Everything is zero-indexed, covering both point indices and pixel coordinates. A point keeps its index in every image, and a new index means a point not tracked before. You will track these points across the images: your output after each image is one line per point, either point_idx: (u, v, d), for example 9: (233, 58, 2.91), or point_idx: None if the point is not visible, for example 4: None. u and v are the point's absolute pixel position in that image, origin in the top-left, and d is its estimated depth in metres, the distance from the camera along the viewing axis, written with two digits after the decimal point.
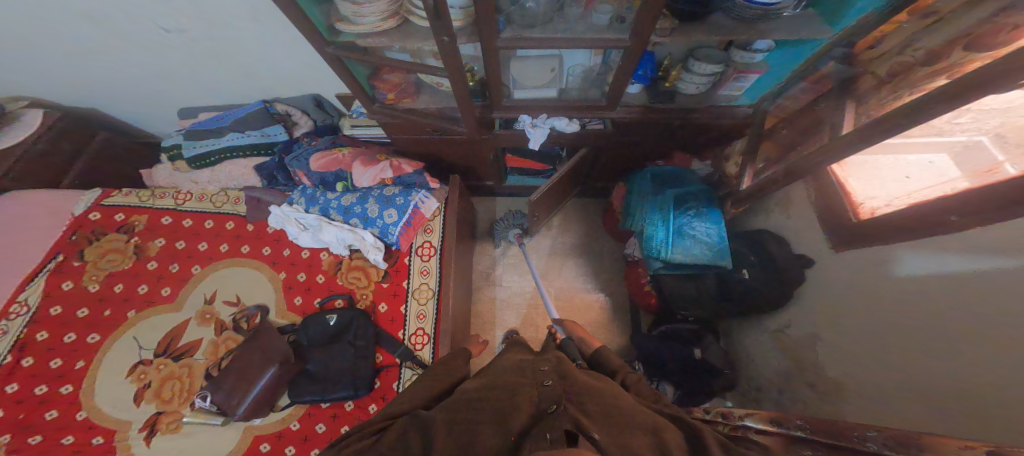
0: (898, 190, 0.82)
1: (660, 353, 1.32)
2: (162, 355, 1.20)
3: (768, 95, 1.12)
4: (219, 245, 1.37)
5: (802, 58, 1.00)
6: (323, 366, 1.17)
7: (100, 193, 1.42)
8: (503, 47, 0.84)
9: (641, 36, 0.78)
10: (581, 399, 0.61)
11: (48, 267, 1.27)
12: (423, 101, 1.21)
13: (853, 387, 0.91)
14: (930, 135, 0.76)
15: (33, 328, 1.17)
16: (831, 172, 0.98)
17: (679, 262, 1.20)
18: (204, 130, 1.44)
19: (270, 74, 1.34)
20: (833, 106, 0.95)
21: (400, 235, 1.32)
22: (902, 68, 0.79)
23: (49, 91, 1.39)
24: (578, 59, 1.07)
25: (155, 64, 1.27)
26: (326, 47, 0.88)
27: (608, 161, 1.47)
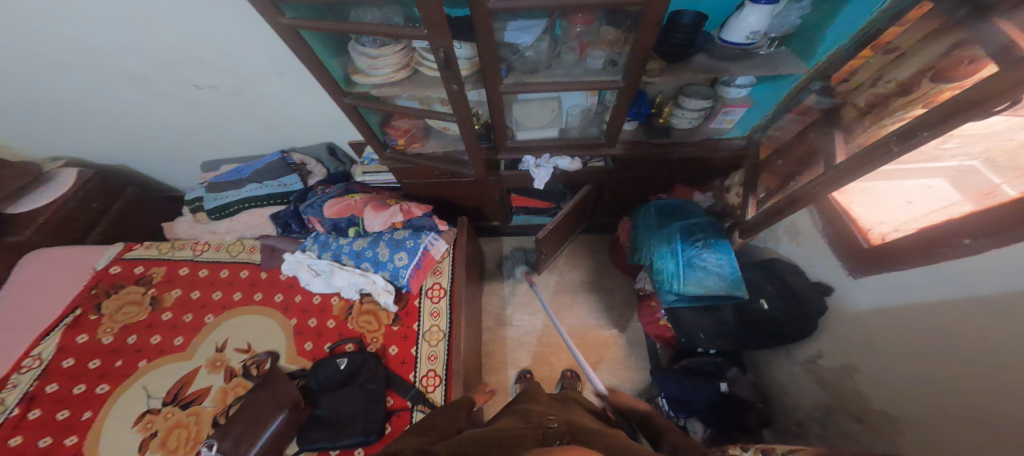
0: (903, 215, 0.82)
1: (684, 390, 1.26)
2: (170, 404, 1.16)
3: (757, 128, 1.18)
4: (232, 293, 1.39)
5: (784, 91, 1.06)
6: (334, 411, 1.13)
7: (122, 247, 1.48)
8: (507, 92, 0.88)
9: (634, 76, 0.82)
10: (587, 437, 0.61)
11: (66, 320, 1.30)
12: (431, 145, 1.27)
13: (903, 421, 0.83)
14: (922, 161, 0.78)
15: (44, 380, 1.18)
16: (832, 201, 0.98)
17: (693, 294, 1.16)
18: (228, 182, 1.55)
19: (290, 124, 1.44)
20: (821, 133, 0.96)
21: (410, 277, 1.33)
22: (879, 99, 0.82)
23: (90, 148, 1.53)
24: (576, 100, 1.13)
25: (188, 120, 1.39)
26: (343, 97, 0.94)
27: (613, 196, 1.49)
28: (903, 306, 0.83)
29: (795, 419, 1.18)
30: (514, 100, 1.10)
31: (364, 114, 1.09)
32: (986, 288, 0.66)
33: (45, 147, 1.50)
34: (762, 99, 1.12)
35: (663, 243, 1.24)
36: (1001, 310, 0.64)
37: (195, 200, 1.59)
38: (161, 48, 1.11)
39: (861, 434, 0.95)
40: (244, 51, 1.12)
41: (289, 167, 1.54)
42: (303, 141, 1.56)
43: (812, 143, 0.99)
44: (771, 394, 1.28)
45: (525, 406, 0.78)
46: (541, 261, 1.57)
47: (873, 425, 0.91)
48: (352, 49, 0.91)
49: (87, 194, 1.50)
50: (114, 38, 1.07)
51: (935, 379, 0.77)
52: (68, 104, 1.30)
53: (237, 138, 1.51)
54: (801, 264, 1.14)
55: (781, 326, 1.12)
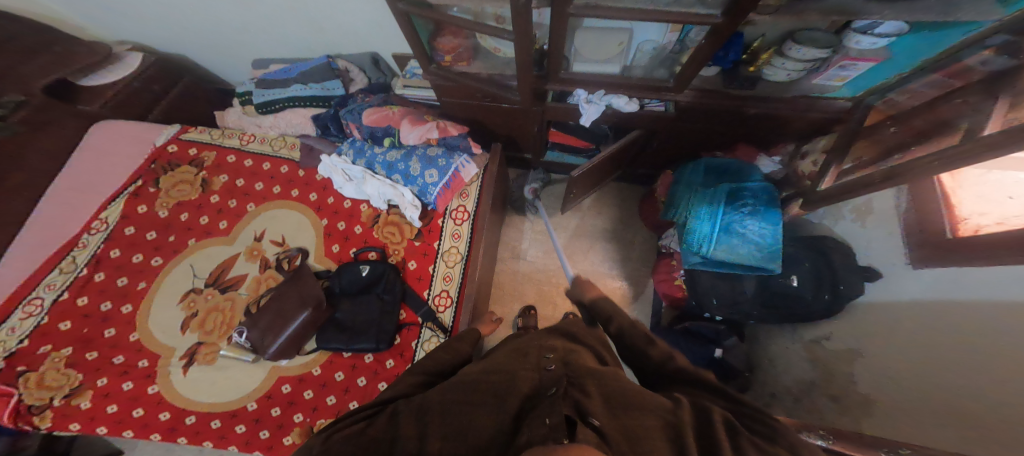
0: (1007, 210, 0.74)
1: (680, 346, 1.34)
2: (211, 286, 1.33)
3: (876, 90, 1.01)
4: (272, 187, 1.46)
5: (941, 47, 0.85)
6: (353, 314, 1.27)
7: (179, 128, 1.53)
8: (575, 15, 0.80)
9: (740, 15, 0.72)
10: (583, 383, 0.63)
11: (129, 190, 1.41)
12: (478, 67, 1.19)
13: (886, 405, 0.90)
14: None
15: (109, 244, 1.34)
16: (939, 184, 0.87)
17: (722, 259, 1.16)
18: (274, 80, 1.53)
19: (337, 28, 1.36)
20: (966, 103, 0.80)
21: (438, 196, 1.35)
22: None
23: (137, 34, 1.51)
24: (651, 36, 1.01)
25: (234, 16, 1.34)
26: (399, 3, 0.88)
27: (662, 146, 1.42)
28: (951, 302, 0.83)
29: (769, 390, 1.27)
30: (579, 27, 0.99)
31: (416, 23, 1.01)
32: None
33: (106, 29, 1.51)
34: (906, 56, 0.90)
35: (701, 202, 1.20)
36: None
37: (242, 94, 1.60)
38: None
39: (830, 409, 1.04)
40: None
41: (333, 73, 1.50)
42: (349, 47, 1.48)
43: (941, 116, 0.85)
44: (758, 365, 1.34)
45: (527, 340, 0.81)
46: (568, 200, 1.57)
47: (848, 405, 0.99)
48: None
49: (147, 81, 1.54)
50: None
51: (949, 377, 0.80)
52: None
53: (285, 38, 1.44)
54: (856, 247, 1.12)
55: (802, 302, 1.14)
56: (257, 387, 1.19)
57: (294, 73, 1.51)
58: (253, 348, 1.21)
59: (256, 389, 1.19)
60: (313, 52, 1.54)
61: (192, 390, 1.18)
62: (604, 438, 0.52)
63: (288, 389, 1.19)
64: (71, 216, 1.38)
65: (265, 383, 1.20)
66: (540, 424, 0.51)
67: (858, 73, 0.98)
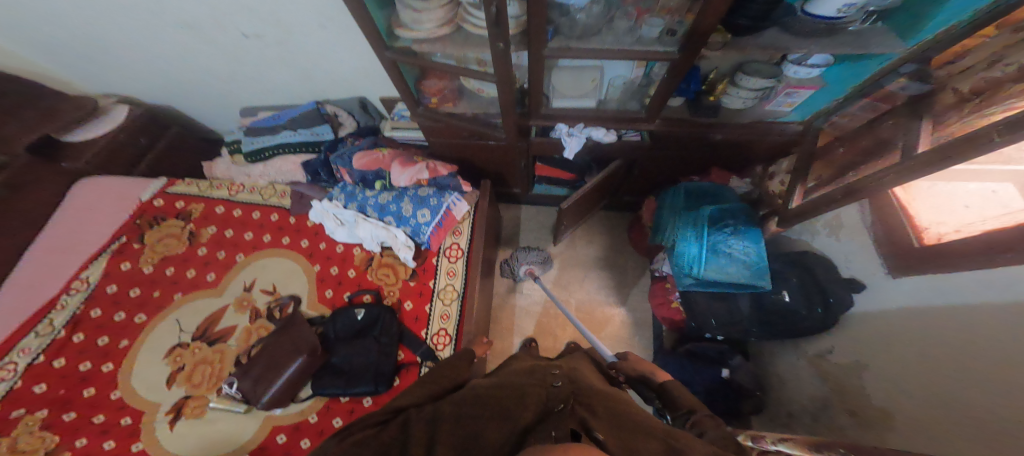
0: (963, 218, 0.77)
1: (686, 373, 1.30)
2: (198, 339, 1.30)
3: (822, 112, 1.11)
4: (262, 235, 1.47)
5: (867, 74, 0.97)
6: (347, 359, 1.23)
7: (165, 182, 1.56)
8: (549, 56, 0.85)
9: (693, 50, 0.78)
10: (590, 402, 0.62)
11: (112, 247, 1.41)
12: (463, 107, 1.24)
13: (899, 421, 0.86)
14: (995, 163, 0.74)
15: (90, 304, 1.31)
16: (894, 196, 0.93)
17: (712, 279, 1.16)
18: (263, 128, 1.58)
19: (326, 76, 1.42)
20: (900, 123, 0.89)
21: (431, 236, 1.36)
22: (990, 85, 0.72)
23: (130, 88, 1.56)
24: (620, 71, 1.06)
25: (227, 68, 1.40)
26: (385, 51, 0.93)
27: (642, 174, 1.46)
28: (936, 307, 0.83)
29: (786, 410, 1.21)
30: (553, 66, 1.05)
31: (403, 69, 1.06)
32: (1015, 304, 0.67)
33: (96, 83, 1.56)
34: (835, 82, 1.04)
35: (687, 225, 1.22)
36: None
37: (232, 143, 1.65)
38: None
39: (851, 426, 0.97)
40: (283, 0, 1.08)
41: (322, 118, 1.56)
42: (336, 93, 1.55)
43: (881, 136, 0.93)
44: (768, 384, 1.30)
45: (534, 362, 0.81)
46: (560, 230, 1.59)
47: (866, 419, 0.94)
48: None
49: (134, 132, 1.57)
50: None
51: (946, 384, 0.78)
52: (118, 45, 1.32)
53: (274, 86, 1.51)
54: (835, 260, 1.13)
55: (796, 318, 1.13)
56: (251, 436, 1.14)
57: (285, 121, 1.57)
58: (245, 398, 1.17)
59: (250, 438, 1.14)
60: (301, 99, 1.60)
61: (179, 446, 1.12)
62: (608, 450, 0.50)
63: (283, 439, 1.13)
64: (55, 273, 1.35)
65: (257, 436, 1.14)
66: (545, 436, 0.52)
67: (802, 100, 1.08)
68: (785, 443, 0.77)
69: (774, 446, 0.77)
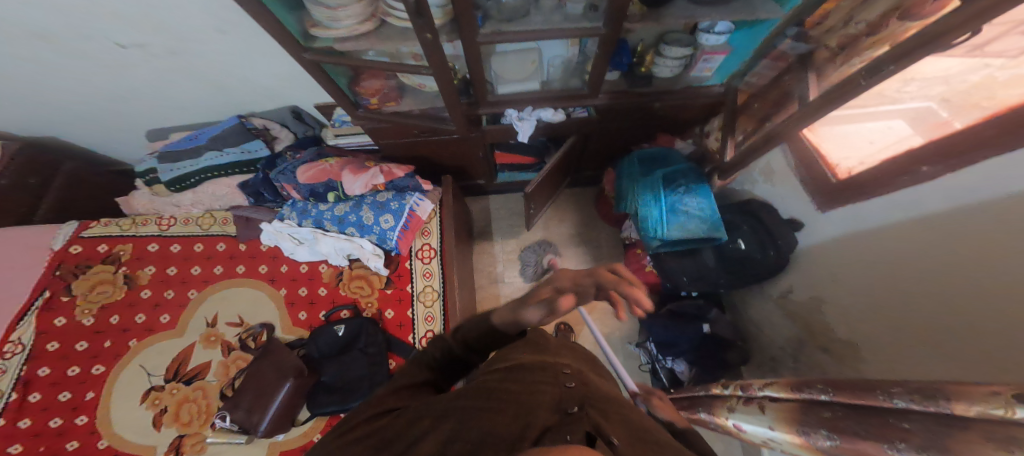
0: (867, 151, 0.87)
1: (670, 333, 1.36)
2: (173, 379, 1.23)
3: (735, 74, 1.16)
4: (212, 267, 1.39)
5: (760, 39, 1.03)
6: (338, 376, 1.21)
7: (77, 226, 1.40)
8: (484, 43, 0.84)
9: (616, 24, 0.79)
10: (607, 407, 0.50)
11: (38, 302, 1.28)
12: (406, 104, 1.20)
13: (865, 348, 0.93)
14: (885, 103, 0.84)
15: (35, 364, 1.20)
16: (804, 138, 1.02)
17: (677, 238, 1.22)
18: (181, 150, 1.45)
19: (245, 86, 1.32)
20: (796, 78, 0.98)
21: (399, 239, 1.34)
22: (849, 40, 0.83)
23: (11, 124, 1.38)
24: (556, 51, 1.07)
25: (114, 83, 1.25)
26: (303, 53, 0.88)
27: (597, 146, 1.48)
28: (860, 233, 0.92)
29: (769, 354, 1.30)
30: (491, 51, 1.03)
31: (329, 72, 1.01)
32: (916, 219, 0.77)
33: None
34: (741, 46, 1.07)
35: (646, 191, 1.26)
36: (946, 251, 0.73)
37: (147, 172, 1.51)
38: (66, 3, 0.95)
39: (829, 362, 1.06)
40: (177, 8, 0.99)
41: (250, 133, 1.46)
42: (262, 105, 1.44)
43: (786, 88, 1.02)
44: (749, 332, 1.40)
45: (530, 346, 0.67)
46: (530, 215, 1.61)
47: (839, 353, 1.02)
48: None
49: (21, 174, 1.37)
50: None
51: (887, 302, 0.88)
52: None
53: (185, 104, 1.38)
54: (773, 201, 1.21)
55: (757, 263, 1.19)
56: None
57: (205, 140, 1.45)
58: (242, 428, 1.13)
59: None
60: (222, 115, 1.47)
61: None
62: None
63: None
64: None
65: None
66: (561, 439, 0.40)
67: (718, 64, 1.11)
68: (772, 388, 0.75)
69: (762, 392, 0.77)
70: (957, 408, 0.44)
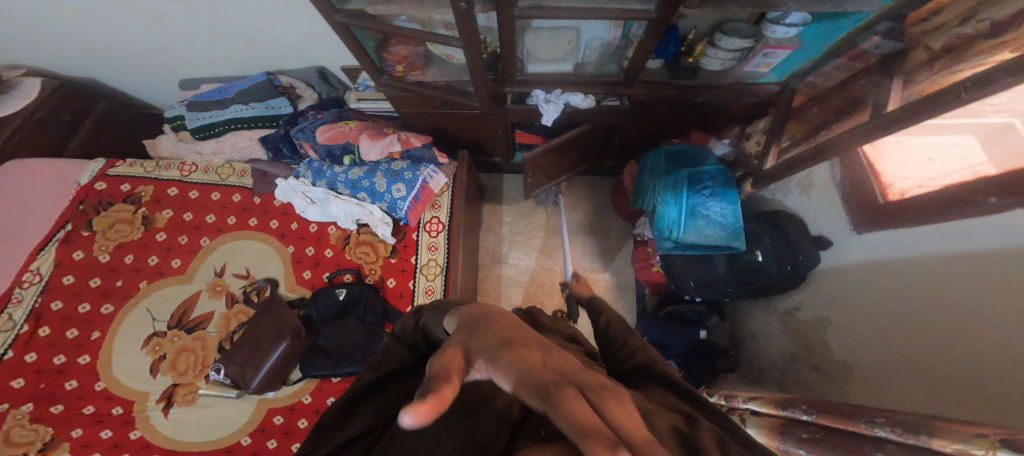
0: (926, 171, 0.80)
1: (665, 334, 1.35)
2: (174, 328, 1.26)
3: (797, 73, 1.08)
4: (226, 218, 1.39)
5: (841, 33, 0.94)
6: (332, 340, 1.23)
7: (105, 163, 1.42)
8: (520, 17, 0.79)
9: (671, 7, 0.74)
10: None
11: (58, 236, 1.30)
12: (432, 75, 1.16)
13: (858, 372, 0.91)
14: (961, 117, 0.73)
15: (47, 297, 1.23)
16: (863, 153, 0.95)
17: (692, 242, 1.19)
18: (208, 101, 1.43)
19: (273, 40, 1.27)
20: (872, 84, 0.91)
21: (408, 210, 1.31)
22: (961, 41, 0.72)
23: (38, 56, 1.36)
24: (597, 33, 1.01)
25: (148, 27, 1.22)
26: (334, 15, 0.85)
27: (622, 136, 1.42)
28: (893, 261, 0.88)
29: (758, 366, 1.29)
30: (527, 29, 0.99)
31: (358, 34, 0.97)
32: (961, 254, 0.73)
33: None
34: (813, 39, 0.98)
35: (666, 191, 1.22)
36: (982, 291, 0.69)
37: (173, 119, 1.49)
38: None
39: (814, 380, 1.04)
40: None
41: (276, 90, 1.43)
42: (289, 63, 1.40)
43: (854, 94, 0.96)
44: (742, 343, 1.38)
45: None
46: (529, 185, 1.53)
47: (828, 373, 1.01)
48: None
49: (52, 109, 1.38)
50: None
51: (898, 334, 0.85)
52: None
53: (213, 54, 1.35)
54: (805, 216, 1.18)
55: (769, 276, 1.17)
56: (246, 422, 1.16)
57: (232, 93, 1.42)
58: (235, 383, 1.15)
59: (245, 424, 1.15)
60: (251, 70, 1.45)
61: (175, 434, 1.13)
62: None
63: (280, 420, 1.16)
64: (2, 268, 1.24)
65: (254, 418, 1.16)
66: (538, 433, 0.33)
67: (779, 59, 1.04)
68: (756, 401, 0.74)
69: (744, 404, 0.75)
70: (936, 443, 0.46)
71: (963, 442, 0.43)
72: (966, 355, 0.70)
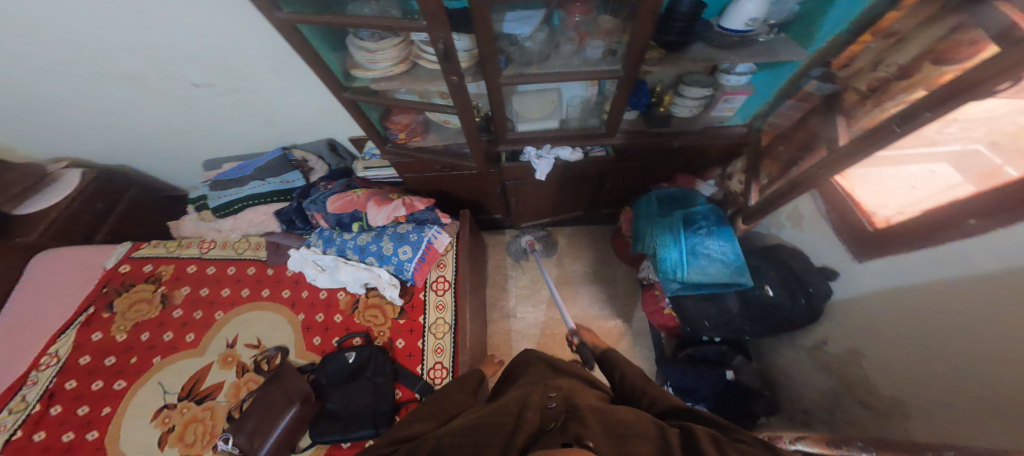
0: (906, 198, 0.83)
1: (690, 380, 1.27)
2: (185, 399, 1.20)
3: (758, 115, 1.19)
4: (240, 290, 1.41)
5: (785, 79, 1.08)
6: (344, 404, 1.17)
7: (129, 246, 1.47)
8: (506, 84, 0.87)
9: (634, 65, 0.82)
10: (584, 412, 0.57)
11: (80, 319, 1.32)
12: (431, 139, 1.24)
13: (913, 406, 0.83)
14: (923, 146, 0.79)
15: (63, 377, 1.22)
16: (836, 183, 0.99)
17: (697, 281, 1.16)
18: (229, 180, 1.53)
19: (288, 120, 1.40)
20: (822, 119, 0.99)
21: (415, 271, 1.33)
22: (880, 83, 0.83)
23: (79, 151, 1.50)
24: (576, 91, 1.11)
25: (176, 117, 1.35)
26: (343, 92, 0.93)
27: (614, 184, 1.47)
28: (905, 289, 0.85)
29: (801, 406, 1.17)
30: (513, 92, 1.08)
31: (365, 109, 1.07)
32: (966, 280, 0.72)
33: (50, 149, 1.47)
34: (764, 85, 1.12)
35: (663, 228, 1.24)
36: (1002, 311, 0.66)
37: (197, 199, 1.58)
38: (151, 44, 1.06)
39: (868, 418, 0.94)
40: (239, 47, 1.08)
41: (290, 164, 1.53)
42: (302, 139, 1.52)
43: (811, 130, 1.03)
44: (777, 382, 1.28)
45: (530, 379, 0.74)
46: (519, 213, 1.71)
47: (882, 411, 0.90)
48: (349, 43, 0.88)
49: (90, 197, 1.48)
50: (110, 37, 1.04)
51: (938, 366, 0.78)
52: (65, 105, 1.26)
53: (237, 136, 1.48)
54: (804, 249, 1.16)
55: (785, 311, 1.12)
56: None
57: (251, 170, 1.53)
58: (241, 454, 1.07)
59: None
60: (268, 146, 1.56)
61: None
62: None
63: None
64: (19, 355, 1.25)
65: None
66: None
67: (739, 104, 1.12)
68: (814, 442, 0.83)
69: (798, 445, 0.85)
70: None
71: None
72: (1003, 377, 0.65)
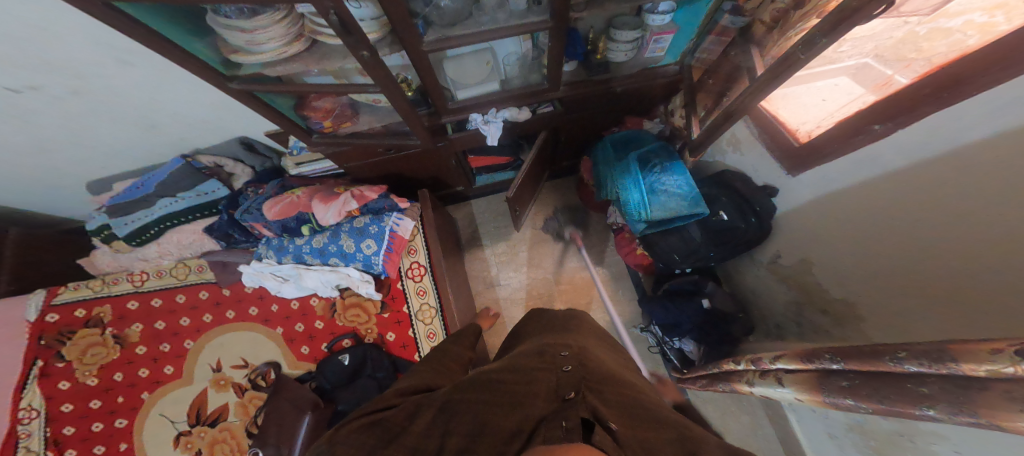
0: (820, 112, 0.92)
1: (671, 315, 1.36)
2: (198, 423, 1.24)
3: (687, 52, 1.16)
4: (201, 317, 1.33)
5: (701, 15, 1.02)
6: (354, 404, 1.21)
7: (46, 293, 1.27)
8: (430, 51, 0.81)
9: (562, 14, 0.77)
10: (602, 388, 0.57)
11: (34, 372, 1.20)
12: (365, 121, 1.16)
13: (862, 308, 0.94)
14: (827, 65, 0.89)
15: (56, 425, 1.18)
16: (762, 109, 1.05)
17: (660, 218, 1.19)
18: (129, 201, 1.31)
19: (172, 122, 1.20)
20: (740, 50, 1.02)
21: (385, 263, 1.28)
22: (780, 13, 0.87)
23: None
24: (510, 47, 1.04)
25: (28, 136, 1.11)
26: (229, 84, 0.85)
27: (568, 137, 1.46)
28: (832, 195, 0.93)
29: (772, 321, 1.29)
30: (444, 58, 1.00)
31: (263, 96, 0.96)
32: (881, 179, 0.79)
33: None
34: (685, 22, 1.04)
35: (625, 174, 1.25)
36: (925, 206, 0.73)
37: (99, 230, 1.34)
38: None
39: (829, 323, 1.05)
40: (49, 38, 0.85)
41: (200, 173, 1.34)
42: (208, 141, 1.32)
43: (735, 62, 1.05)
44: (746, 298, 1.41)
45: (541, 336, 0.76)
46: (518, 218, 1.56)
47: (840, 316, 1.01)
48: (211, 21, 0.75)
49: None
50: None
51: (874, 263, 0.88)
52: None
53: (120, 148, 1.26)
54: (744, 170, 1.23)
55: (739, 233, 1.19)
56: None
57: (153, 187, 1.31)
58: None
59: None
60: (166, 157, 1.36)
61: None
62: (621, 446, 0.46)
63: None
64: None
65: None
66: (556, 427, 0.47)
67: (668, 43, 1.09)
68: (784, 359, 0.74)
69: (775, 365, 0.76)
70: (968, 369, 0.42)
71: (987, 363, 0.39)
72: (920, 264, 0.77)
